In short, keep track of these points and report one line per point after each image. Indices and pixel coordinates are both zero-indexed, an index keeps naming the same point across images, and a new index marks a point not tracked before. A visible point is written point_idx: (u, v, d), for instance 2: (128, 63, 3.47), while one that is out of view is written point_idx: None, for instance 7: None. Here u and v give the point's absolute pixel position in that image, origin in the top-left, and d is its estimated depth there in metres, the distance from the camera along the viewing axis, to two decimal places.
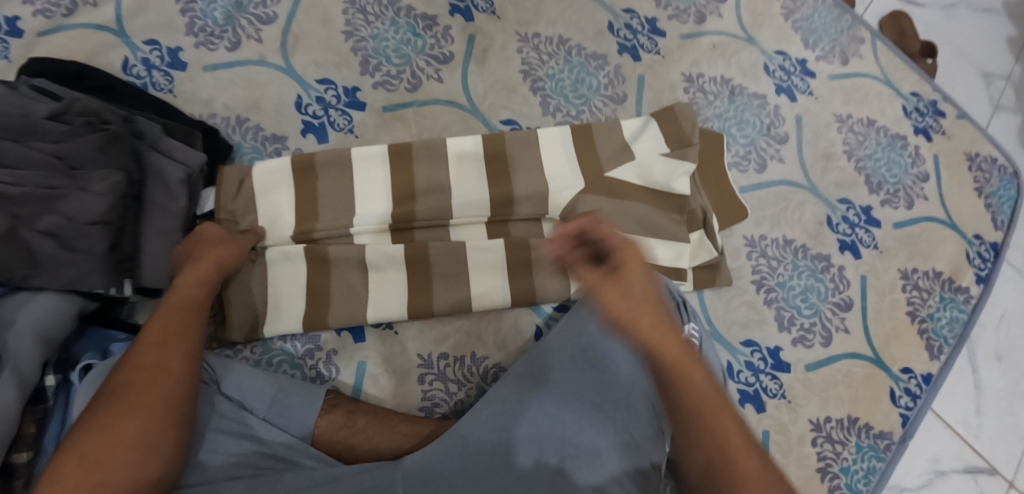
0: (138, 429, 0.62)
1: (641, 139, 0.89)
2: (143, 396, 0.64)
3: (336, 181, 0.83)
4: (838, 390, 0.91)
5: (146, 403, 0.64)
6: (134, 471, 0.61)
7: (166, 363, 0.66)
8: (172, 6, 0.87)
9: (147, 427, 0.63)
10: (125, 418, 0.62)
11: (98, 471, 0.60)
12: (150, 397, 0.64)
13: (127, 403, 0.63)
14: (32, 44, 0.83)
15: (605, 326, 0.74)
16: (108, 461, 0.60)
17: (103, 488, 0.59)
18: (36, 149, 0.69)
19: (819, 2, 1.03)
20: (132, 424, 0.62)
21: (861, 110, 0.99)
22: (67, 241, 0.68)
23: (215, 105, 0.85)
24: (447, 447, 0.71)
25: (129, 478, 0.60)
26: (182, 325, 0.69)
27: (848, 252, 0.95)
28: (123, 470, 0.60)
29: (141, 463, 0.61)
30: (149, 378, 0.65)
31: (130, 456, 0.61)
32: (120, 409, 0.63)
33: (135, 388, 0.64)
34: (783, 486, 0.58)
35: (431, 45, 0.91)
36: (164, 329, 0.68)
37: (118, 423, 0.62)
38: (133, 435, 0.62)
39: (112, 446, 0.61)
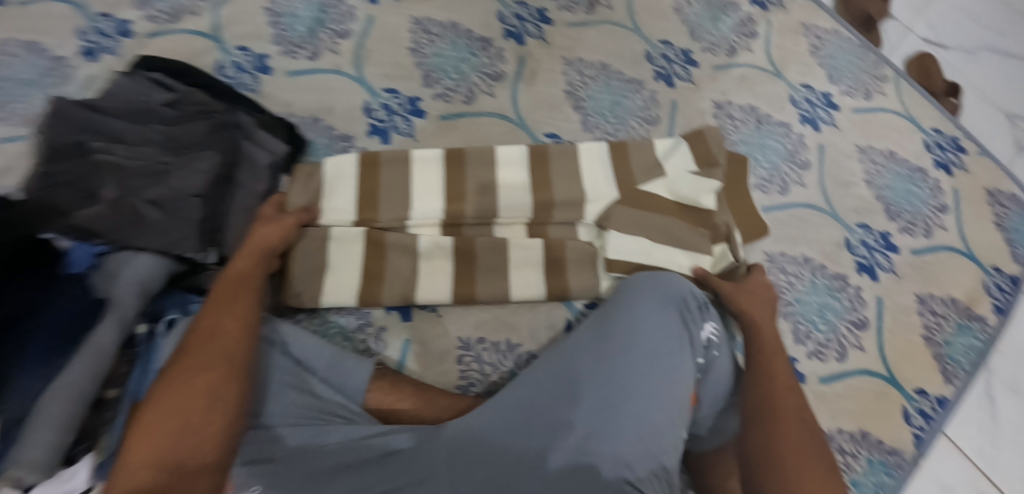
0: (204, 381, 0.69)
1: (672, 158, 0.96)
2: (206, 353, 0.71)
3: (396, 176, 0.93)
4: (849, 405, 0.95)
5: (210, 357, 0.70)
6: (204, 416, 0.67)
7: (222, 324, 0.73)
8: (263, 20, 1.00)
9: (210, 381, 0.69)
10: (192, 372, 0.69)
11: (172, 416, 0.66)
12: (212, 352, 0.71)
13: (192, 360, 0.70)
14: (141, 43, 0.98)
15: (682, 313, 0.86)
16: (180, 410, 0.66)
17: (179, 431, 0.65)
18: (153, 133, 0.85)
19: (844, 42, 1.11)
20: (198, 376, 0.69)
21: (882, 143, 1.06)
22: (167, 208, 0.81)
23: (294, 106, 0.96)
24: (481, 423, 0.79)
25: (200, 422, 0.66)
26: (235, 293, 0.77)
27: (865, 274, 1.00)
28: (194, 415, 0.66)
29: (209, 409, 0.67)
30: (210, 338, 0.72)
31: (198, 403, 0.67)
32: (186, 364, 0.70)
33: (198, 347, 0.71)
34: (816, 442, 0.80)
35: (486, 64, 1.01)
36: (220, 295, 0.76)
37: (187, 375, 0.69)
38: (200, 385, 0.68)
39: (182, 393, 0.67)
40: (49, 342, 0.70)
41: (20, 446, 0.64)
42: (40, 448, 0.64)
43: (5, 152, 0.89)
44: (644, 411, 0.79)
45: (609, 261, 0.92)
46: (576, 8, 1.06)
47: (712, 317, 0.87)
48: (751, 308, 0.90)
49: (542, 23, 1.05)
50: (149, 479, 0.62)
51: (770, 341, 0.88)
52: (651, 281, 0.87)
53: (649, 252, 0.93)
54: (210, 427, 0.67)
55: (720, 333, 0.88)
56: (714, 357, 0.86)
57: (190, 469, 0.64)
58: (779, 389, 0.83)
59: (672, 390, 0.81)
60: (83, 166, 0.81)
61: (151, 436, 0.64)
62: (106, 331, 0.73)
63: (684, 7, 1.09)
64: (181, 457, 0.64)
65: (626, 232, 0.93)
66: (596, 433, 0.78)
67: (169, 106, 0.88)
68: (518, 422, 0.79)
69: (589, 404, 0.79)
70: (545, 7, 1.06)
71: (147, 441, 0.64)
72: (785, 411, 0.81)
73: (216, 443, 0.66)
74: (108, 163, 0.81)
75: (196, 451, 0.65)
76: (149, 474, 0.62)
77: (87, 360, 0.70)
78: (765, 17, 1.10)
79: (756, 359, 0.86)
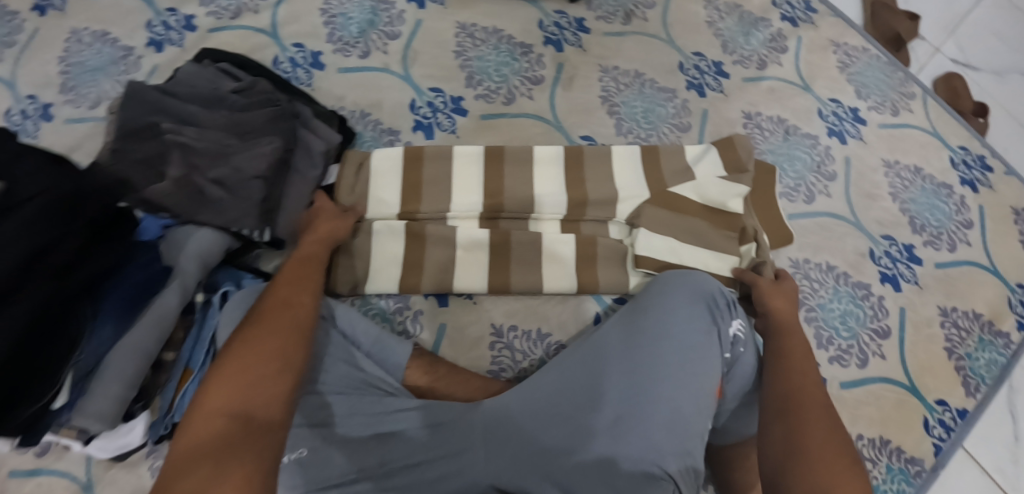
0: (276, 345, 0.74)
1: (702, 163, 1.00)
2: (280, 321, 0.76)
3: (438, 170, 0.98)
4: (870, 411, 0.97)
5: (282, 325, 0.76)
6: (274, 376, 0.71)
7: (296, 298, 0.80)
8: (318, 20, 1.06)
9: (282, 345, 0.74)
10: (267, 336, 0.74)
11: (246, 372, 0.71)
12: (284, 321, 0.76)
13: (268, 324, 0.75)
14: (203, 37, 1.04)
15: (718, 310, 0.88)
16: (255, 367, 0.71)
17: (253, 386, 0.70)
18: (219, 116, 0.90)
19: (873, 60, 1.14)
20: (270, 340, 0.74)
21: (908, 158, 1.08)
22: (232, 188, 0.87)
23: (344, 101, 1.02)
24: (518, 400, 0.84)
25: (270, 382, 0.71)
26: (305, 273, 0.83)
27: (888, 285, 1.02)
28: (265, 374, 0.71)
29: (278, 371, 0.72)
30: (283, 308, 0.78)
31: (269, 364, 0.72)
32: (259, 329, 0.75)
33: (272, 315, 0.77)
34: (842, 434, 0.79)
35: (526, 69, 1.06)
36: (293, 273, 0.82)
37: (261, 338, 0.74)
38: (273, 347, 0.73)
39: (256, 353, 0.72)
40: (120, 304, 0.77)
41: (88, 397, 0.74)
42: (107, 401, 0.74)
43: (74, 131, 0.98)
44: (674, 399, 0.82)
45: (637, 258, 0.95)
46: (613, 18, 1.11)
47: (739, 315, 0.90)
48: (784, 309, 0.91)
49: (581, 32, 1.09)
50: (222, 428, 0.66)
51: (791, 336, 0.88)
52: (678, 278, 0.91)
53: (677, 252, 0.96)
54: (278, 387, 0.71)
55: (747, 330, 0.90)
56: (740, 354, 0.89)
57: (258, 423, 0.68)
58: (802, 382, 0.83)
59: (700, 379, 0.83)
60: (155, 146, 0.88)
61: (228, 388, 0.69)
62: (169, 297, 0.81)
63: (717, 20, 1.13)
64: (251, 410, 0.68)
65: (656, 232, 0.96)
66: (630, 416, 0.80)
67: (236, 94, 0.93)
68: (546, 402, 0.83)
69: (621, 389, 0.82)
70: (584, 16, 1.11)
71: (222, 393, 0.69)
72: (809, 403, 0.81)
73: (282, 402, 0.70)
74: (177, 143, 0.86)
75: (265, 407, 0.69)
76: (222, 423, 0.66)
77: (152, 322, 0.79)
78: (796, 32, 1.14)
79: (777, 355, 0.87)
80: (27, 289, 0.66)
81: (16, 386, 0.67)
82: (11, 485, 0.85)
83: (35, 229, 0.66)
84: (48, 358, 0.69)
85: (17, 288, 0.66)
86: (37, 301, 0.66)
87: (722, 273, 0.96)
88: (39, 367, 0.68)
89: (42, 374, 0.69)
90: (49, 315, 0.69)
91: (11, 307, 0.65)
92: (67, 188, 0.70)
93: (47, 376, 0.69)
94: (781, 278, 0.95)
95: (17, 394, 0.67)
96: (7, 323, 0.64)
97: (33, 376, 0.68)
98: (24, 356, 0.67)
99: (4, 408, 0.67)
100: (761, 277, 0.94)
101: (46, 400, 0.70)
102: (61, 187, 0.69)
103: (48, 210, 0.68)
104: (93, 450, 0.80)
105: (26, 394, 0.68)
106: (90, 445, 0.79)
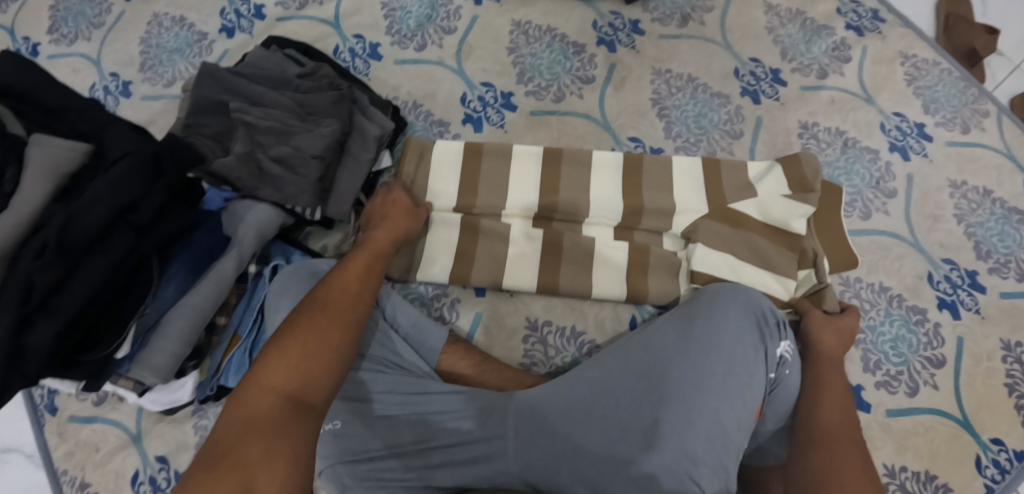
0: (339, 339, 0.76)
1: (765, 180, 0.97)
2: (341, 310, 0.78)
3: (496, 167, 0.99)
4: (916, 442, 0.91)
5: (345, 316, 0.78)
6: (330, 366, 0.74)
7: (362, 294, 0.82)
8: (379, 12, 1.09)
9: (342, 334, 0.76)
10: (327, 323, 0.77)
11: (304, 354, 0.73)
12: (347, 312, 0.78)
13: (331, 313, 0.78)
14: (271, 25, 1.09)
15: (767, 325, 0.85)
16: (312, 351, 0.73)
17: (308, 369, 0.72)
18: (286, 99, 0.92)
19: (945, 75, 1.08)
20: (334, 332, 0.76)
21: (977, 180, 1.02)
22: (291, 167, 0.89)
23: (400, 91, 1.05)
24: (551, 395, 0.82)
25: (325, 370, 0.73)
26: (370, 266, 0.85)
27: (946, 311, 0.96)
28: (323, 362, 0.73)
29: (334, 363, 0.74)
30: (346, 299, 0.80)
31: (328, 355, 0.74)
32: (327, 318, 0.77)
33: (335, 304, 0.79)
34: (873, 475, 0.78)
35: (578, 67, 1.06)
36: (362, 269, 0.84)
37: (322, 323, 0.76)
38: (333, 335, 0.76)
39: (315, 338, 0.75)
40: (186, 267, 0.81)
41: (147, 350, 0.77)
42: (164, 356, 0.77)
43: (150, 108, 1.05)
44: (716, 416, 0.78)
45: (692, 272, 0.93)
46: (668, 21, 1.09)
47: (788, 337, 0.86)
48: (828, 338, 0.89)
49: (635, 33, 1.09)
50: (276, 405, 0.69)
51: (831, 367, 0.87)
52: (732, 290, 0.87)
53: (736, 269, 0.94)
54: (330, 377, 0.73)
55: (794, 352, 0.86)
56: (784, 375, 0.85)
57: (308, 406, 0.70)
58: (831, 416, 0.83)
59: (742, 396, 0.80)
60: (226, 123, 0.91)
61: (284, 366, 0.72)
62: (226, 265, 0.83)
63: (778, 27, 1.10)
64: (304, 395, 0.71)
65: (713, 247, 0.94)
66: (667, 425, 0.77)
67: (301, 79, 0.95)
68: (579, 399, 0.81)
69: (662, 396, 0.79)
70: (639, 18, 1.10)
71: (280, 373, 0.71)
72: (838, 442, 0.80)
73: (329, 390, 0.73)
74: (244, 121, 0.88)
75: (317, 392, 0.71)
76: (277, 402, 0.69)
77: (211, 285, 0.81)
78: (861, 42, 1.09)
79: (813, 381, 0.86)
80: (110, 242, 0.68)
81: (91, 331, 0.71)
82: (69, 429, 0.95)
83: (120, 188, 0.68)
84: (121, 308, 0.72)
85: (102, 242, 0.68)
86: (118, 255, 0.68)
87: (773, 294, 0.93)
88: (112, 314, 0.72)
89: (115, 323, 0.72)
90: (128, 269, 0.71)
91: (95, 259, 0.67)
92: (154, 152, 0.72)
93: (118, 325, 0.72)
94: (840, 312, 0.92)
95: (90, 338, 0.71)
96: (91, 274, 0.67)
97: (106, 324, 0.71)
98: (101, 304, 0.70)
99: (79, 350, 0.70)
100: (816, 308, 0.92)
101: (113, 349, 0.72)
102: (147, 149, 0.71)
103: (134, 172, 0.69)
104: (145, 402, 0.83)
105: (99, 339, 0.71)
106: (144, 397, 0.82)
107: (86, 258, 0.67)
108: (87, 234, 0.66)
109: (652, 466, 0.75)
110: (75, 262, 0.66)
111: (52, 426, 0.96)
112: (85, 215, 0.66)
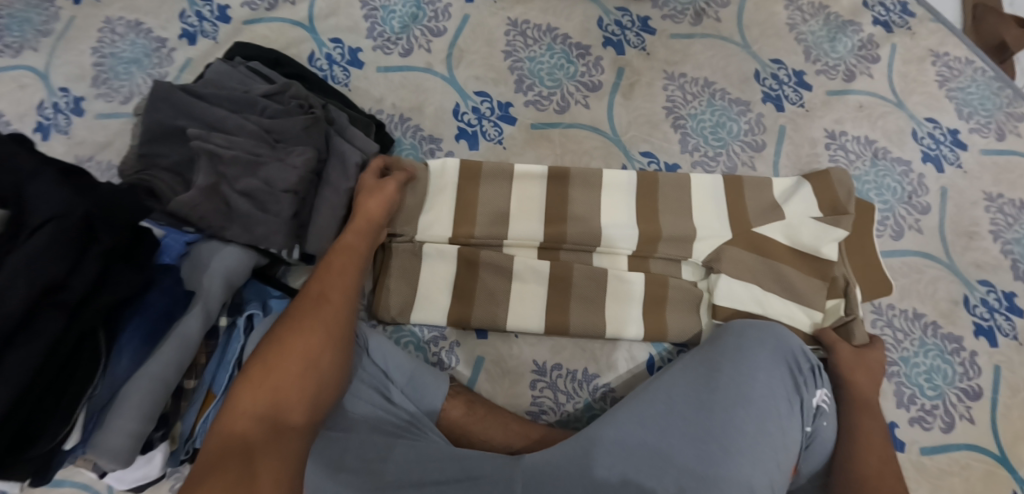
0: (304, 346, 0.72)
1: (793, 200, 0.88)
2: (309, 317, 0.74)
3: (496, 192, 0.89)
4: (952, 482, 0.85)
5: (315, 323, 0.73)
6: (301, 379, 0.71)
7: (328, 294, 0.76)
8: (357, 12, 0.96)
9: (313, 344, 0.72)
10: (295, 335, 0.72)
11: (274, 375, 0.70)
12: (315, 320, 0.74)
13: (298, 322, 0.73)
14: (237, 30, 0.93)
15: (776, 337, 0.79)
16: (280, 372, 0.70)
17: (280, 390, 0.69)
18: (250, 123, 0.81)
19: (977, 74, 0.99)
20: (298, 341, 0.72)
21: (1014, 192, 0.94)
22: (261, 202, 0.79)
23: (384, 103, 0.93)
24: (567, 451, 0.75)
25: (297, 384, 0.70)
26: (341, 267, 0.78)
27: (982, 338, 0.90)
28: (293, 376, 0.70)
29: (304, 373, 0.71)
30: (313, 303, 0.75)
31: (295, 369, 0.71)
32: (292, 327, 0.73)
33: (301, 311, 0.74)
34: None
35: (582, 73, 0.95)
36: (328, 267, 0.78)
37: (289, 335, 0.72)
38: (301, 347, 0.72)
39: (285, 356, 0.71)
40: (140, 333, 0.69)
41: (102, 432, 0.67)
42: (123, 435, 0.67)
43: (106, 129, 0.86)
44: (739, 466, 0.73)
45: (715, 307, 0.85)
46: (681, 18, 0.99)
47: (824, 384, 0.79)
48: (865, 384, 0.81)
49: (644, 32, 0.98)
50: (252, 429, 0.66)
51: (868, 415, 0.80)
52: (760, 331, 0.79)
53: (762, 300, 0.86)
54: (304, 390, 0.70)
55: (831, 401, 0.80)
56: (821, 427, 0.79)
57: (287, 427, 0.68)
58: (868, 467, 0.76)
59: (761, 426, 0.75)
60: (186, 151, 0.80)
61: (256, 390, 0.68)
62: (192, 321, 0.74)
63: (800, 23, 0.99)
64: (279, 414, 0.69)
65: (737, 278, 0.86)
66: (687, 470, 0.73)
67: (268, 98, 0.83)
68: (602, 438, 0.75)
69: (682, 435, 0.74)
70: (648, 15, 0.99)
71: (250, 394, 0.68)
72: None
73: (307, 406, 0.70)
74: (205, 150, 0.77)
75: (294, 411, 0.69)
76: (251, 425, 0.67)
77: (176, 349, 0.72)
78: (889, 39, 0.99)
79: (849, 434, 0.79)
80: (37, 328, 0.59)
81: (32, 421, 0.61)
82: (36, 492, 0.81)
83: (39, 265, 0.58)
84: (64, 395, 0.63)
85: (27, 328, 0.58)
86: (49, 340, 0.59)
87: (799, 328, 0.86)
88: (53, 403, 0.62)
89: (58, 410, 0.62)
90: (65, 351, 0.62)
91: (19, 351, 0.57)
92: (85, 214, 0.61)
93: (62, 412, 0.63)
94: (868, 344, 0.84)
95: (30, 431, 0.61)
96: (16, 369, 0.57)
97: (46, 415, 0.62)
98: (39, 392, 0.61)
99: (17, 448, 0.60)
100: (844, 342, 0.84)
101: (58, 439, 0.63)
102: (75, 212, 0.61)
103: (60, 240, 0.59)
104: (111, 480, 0.74)
105: (40, 431, 0.61)
106: (106, 476, 0.72)
107: (10, 350, 0.57)
108: (7, 322, 0.57)
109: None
110: None
111: None
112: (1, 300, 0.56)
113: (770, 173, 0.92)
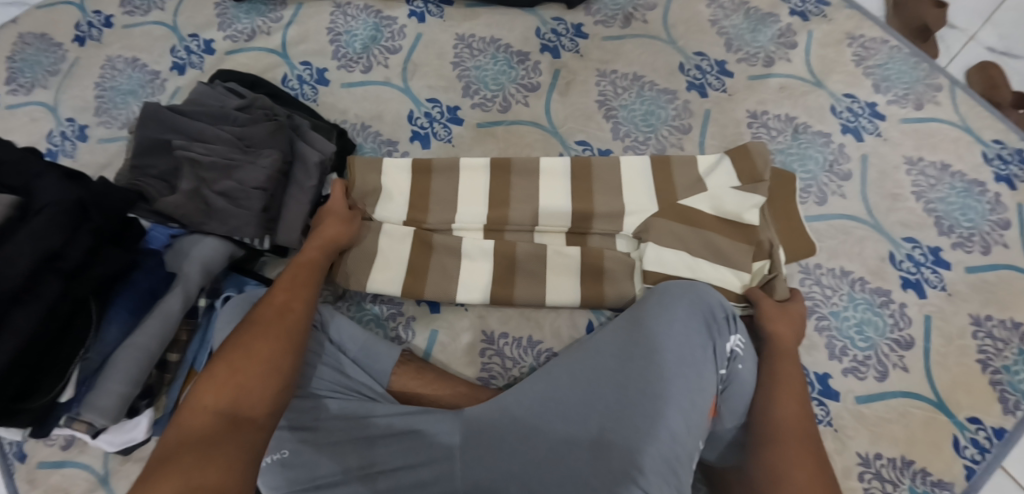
0: (268, 352, 0.78)
1: (715, 173, 0.95)
2: (272, 325, 0.81)
3: (446, 182, 0.98)
4: (892, 429, 0.88)
5: (277, 329, 0.80)
6: (263, 379, 0.76)
7: (292, 304, 0.84)
8: (324, 38, 1.10)
9: (274, 347, 0.78)
10: (259, 341, 0.78)
11: (237, 374, 0.75)
12: (278, 327, 0.80)
13: (260, 329, 0.80)
14: (221, 60, 1.08)
15: (694, 292, 0.85)
16: (243, 372, 0.75)
17: (243, 388, 0.74)
18: (225, 132, 0.93)
19: (894, 51, 1.07)
20: (262, 347, 0.78)
21: (935, 154, 1.00)
22: (234, 199, 0.90)
23: (348, 114, 1.05)
24: (502, 405, 0.82)
25: (257, 383, 0.75)
26: (305, 280, 0.87)
27: (911, 290, 0.94)
28: (256, 377, 0.75)
29: (267, 375, 0.76)
30: (277, 313, 0.82)
31: (259, 370, 0.76)
32: (254, 333, 0.79)
33: (264, 319, 0.81)
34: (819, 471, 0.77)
35: (522, 76, 1.06)
36: (293, 279, 0.87)
37: (252, 339, 0.78)
38: (264, 351, 0.78)
39: (247, 358, 0.77)
40: (128, 307, 0.81)
41: (94, 393, 0.77)
42: (112, 396, 0.77)
43: (107, 151, 1.01)
44: (663, 418, 0.77)
45: (646, 272, 0.92)
46: (611, 22, 1.10)
47: (739, 330, 0.85)
48: (783, 330, 0.87)
49: (578, 37, 1.09)
50: (211, 422, 0.71)
51: (788, 360, 0.86)
52: (681, 290, 0.86)
53: (692, 266, 0.92)
54: (264, 388, 0.75)
55: (746, 345, 0.85)
56: (737, 370, 0.84)
57: (246, 421, 0.72)
58: (783, 411, 0.81)
59: (680, 377, 0.80)
60: (172, 161, 0.93)
61: (220, 390, 0.73)
62: (173, 301, 0.84)
63: (722, 19, 1.09)
64: (238, 410, 0.72)
65: (665, 246, 0.92)
66: (613, 437, 0.76)
67: (240, 111, 0.97)
68: (526, 410, 0.81)
69: (606, 407, 0.79)
70: (581, 22, 1.10)
71: (213, 392, 0.73)
72: (782, 438, 0.79)
73: (268, 402, 0.74)
74: (187, 158, 0.90)
75: (253, 406, 0.73)
76: (212, 419, 0.71)
77: (158, 322, 0.82)
78: (806, 27, 1.08)
79: (769, 377, 0.84)
80: (39, 291, 0.70)
81: (32, 376, 0.72)
82: (40, 475, 0.92)
83: (42, 236, 0.70)
84: (57, 354, 0.74)
85: (31, 291, 0.69)
86: (48, 303, 0.70)
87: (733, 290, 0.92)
88: (53, 358, 0.73)
89: (57, 365, 0.74)
90: (63, 314, 0.73)
91: (22, 309, 0.69)
92: (78, 200, 0.73)
93: (60, 368, 0.74)
94: (789, 301, 0.91)
95: (30, 386, 0.72)
96: (19, 324, 0.68)
97: (46, 369, 0.73)
98: (41, 348, 0.72)
99: (22, 397, 0.72)
100: (769, 297, 0.90)
101: (55, 393, 0.74)
102: (70, 198, 0.73)
103: (58, 220, 0.71)
104: (101, 444, 0.83)
105: (39, 384, 0.72)
106: (98, 440, 0.82)
107: (13, 310, 0.68)
108: (14, 285, 0.68)
109: (601, 456, 0.75)
110: (5, 313, 0.68)
111: (22, 474, 0.92)
112: (8, 266, 0.68)
113: (697, 152, 1.01)
